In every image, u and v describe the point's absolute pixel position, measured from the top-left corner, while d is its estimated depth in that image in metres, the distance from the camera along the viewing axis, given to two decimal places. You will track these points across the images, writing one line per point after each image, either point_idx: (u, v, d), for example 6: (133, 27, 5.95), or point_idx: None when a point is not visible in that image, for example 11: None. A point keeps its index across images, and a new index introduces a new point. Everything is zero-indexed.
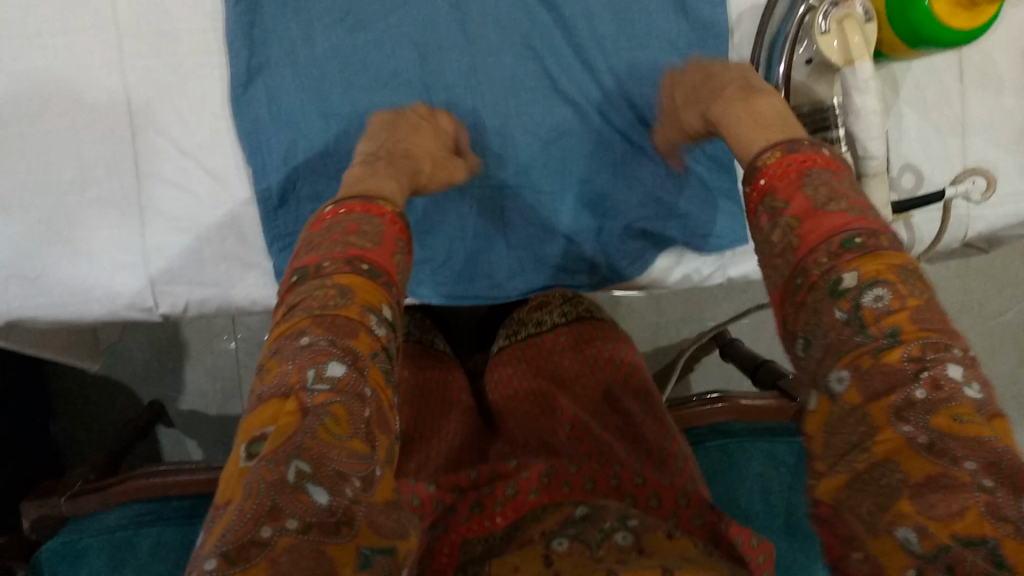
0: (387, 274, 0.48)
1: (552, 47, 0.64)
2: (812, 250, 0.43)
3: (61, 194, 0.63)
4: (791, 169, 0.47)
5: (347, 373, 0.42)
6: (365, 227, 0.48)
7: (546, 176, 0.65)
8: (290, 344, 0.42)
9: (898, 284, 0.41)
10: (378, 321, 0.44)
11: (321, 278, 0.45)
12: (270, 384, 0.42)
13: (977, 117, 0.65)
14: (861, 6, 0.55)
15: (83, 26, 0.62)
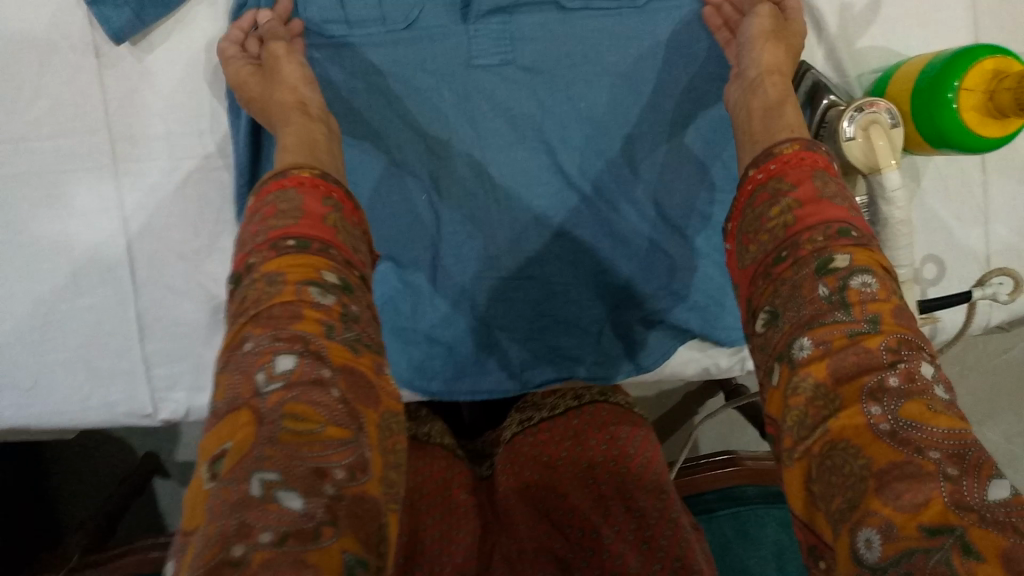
0: (330, 242, 0.40)
1: (565, 139, 0.61)
2: (805, 232, 0.38)
3: (53, 301, 0.60)
4: (808, 162, 0.41)
5: (300, 362, 0.36)
6: (284, 204, 0.41)
7: (559, 269, 0.62)
8: (233, 355, 0.37)
9: (886, 280, 0.36)
10: (320, 292, 0.38)
11: (250, 274, 0.39)
12: (221, 399, 0.36)
13: (1001, 204, 0.63)
14: (886, 112, 0.54)
15: (73, 129, 0.59)
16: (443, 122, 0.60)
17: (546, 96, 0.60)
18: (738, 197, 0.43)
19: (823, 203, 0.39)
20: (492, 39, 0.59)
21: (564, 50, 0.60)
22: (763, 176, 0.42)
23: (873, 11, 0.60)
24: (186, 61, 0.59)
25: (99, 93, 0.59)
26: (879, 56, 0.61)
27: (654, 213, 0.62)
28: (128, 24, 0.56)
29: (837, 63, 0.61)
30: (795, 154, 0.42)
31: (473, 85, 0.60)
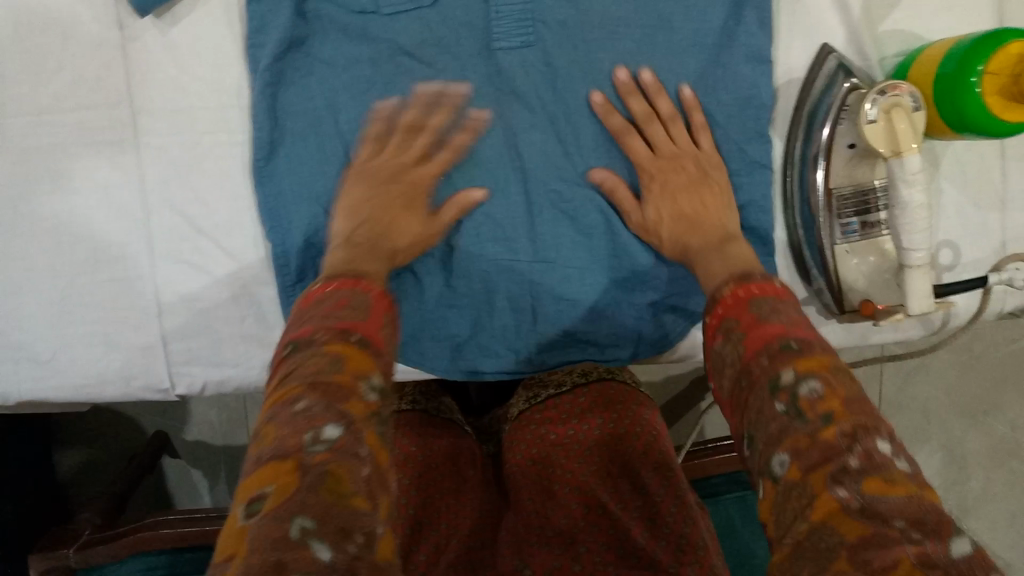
0: (379, 345, 0.44)
1: (584, 122, 0.60)
2: (754, 355, 0.42)
3: (73, 275, 0.61)
4: (748, 293, 0.46)
5: (344, 435, 0.38)
6: (354, 302, 0.45)
7: (573, 252, 0.62)
8: (285, 410, 0.38)
9: (832, 378, 0.39)
10: (370, 389, 0.41)
11: (313, 346, 0.41)
12: (268, 445, 0.37)
13: (1018, 191, 0.63)
14: (909, 95, 0.53)
15: (96, 103, 0.59)
16: (461, 104, 0.59)
17: (567, 80, 0.60)
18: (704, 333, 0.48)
19: (765, 324, 0.43)
20: (515, 23, 0.59)
21: (588, 30, 0.59)
22: (716, 320, 0.46)
23: None
24: (210, 36, 0.59)
25: (121, 67, 0.59)
26: (900, 41, 0.61)
27: None
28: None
29: (860, 47, 0.61)
30: (738, 292, 0.47)
31: (496, 68, 0.59)
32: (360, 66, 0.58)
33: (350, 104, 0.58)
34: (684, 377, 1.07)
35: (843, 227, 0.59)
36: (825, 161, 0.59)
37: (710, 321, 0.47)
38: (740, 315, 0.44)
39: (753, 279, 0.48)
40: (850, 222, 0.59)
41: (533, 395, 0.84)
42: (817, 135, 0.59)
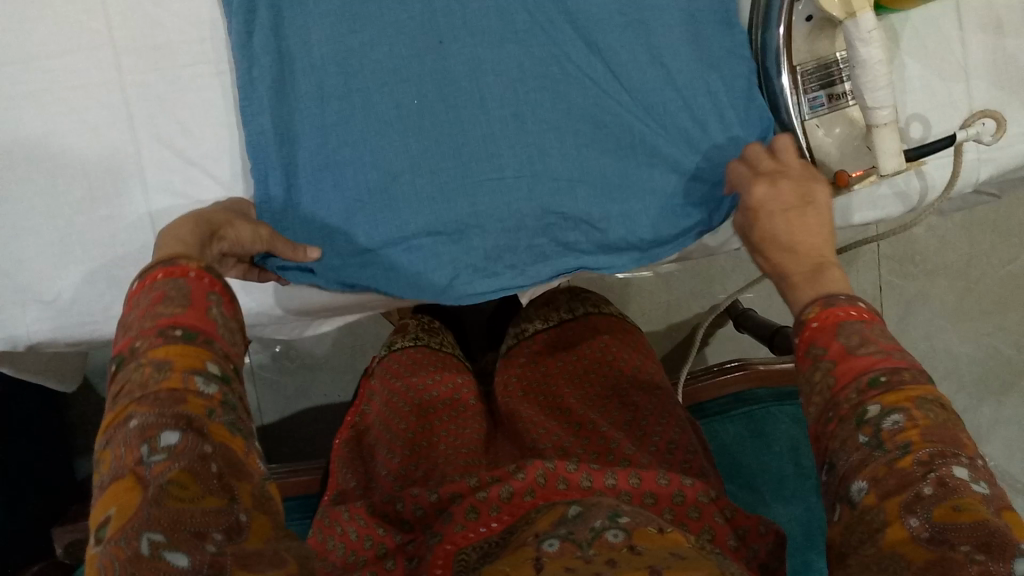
0: (208, 332, 0.43)
1: (555, 30, 0.62)
2: (842, 388, 0.44)
3: (71, 216, 0.63)
4: (834, 318, 0.46)
5: (184, 437, 0.38)
6: (172, 292, 0.43)
7: (561, 162, 0.63)
8: (118, 431, 0.38)
9: (916, 412, 0.41)
10: (206, 380, 0.41)
11: (135, 358, 0.40)
12: (106, 473, 0.38)
13: (979, 59, 0.65)
14: None
15: (78, 45, 0.61)
16: (437, 22, 0.62)
17: None
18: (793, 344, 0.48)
19: (854, 358, 0.44)
20: None
21: None
22: (801, 341, 0.47)
23: None
24: None
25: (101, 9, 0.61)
26: None
27: (641, 105, 0.64)
28: None
29: None
30: (824, 315, 0.46)
31: None
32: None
33: (329, 34, 0.61)
34: (685, 324, 1.08)
35: (809, 100, 0.62)
36: (788, 40, 0.61)
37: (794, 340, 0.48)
38: (826, 345, 0.45)
39: (839, 299, 0.47)
40: (818, 95, 0.62)
41: (521, 329, 0.86)
42: (773, 26, 0.62)
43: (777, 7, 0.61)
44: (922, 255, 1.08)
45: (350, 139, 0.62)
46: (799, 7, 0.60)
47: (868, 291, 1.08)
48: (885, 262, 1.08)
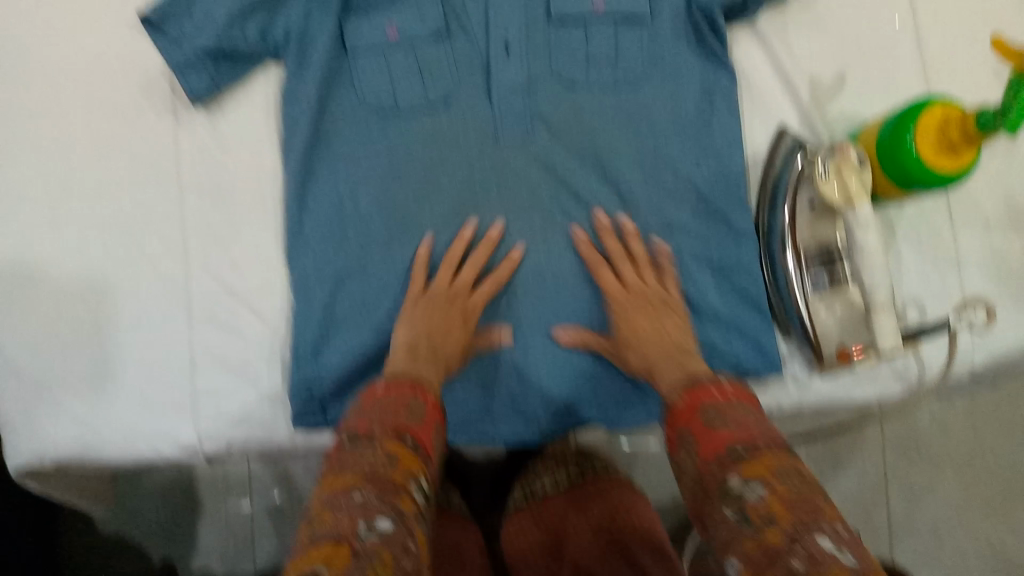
0: (427, 453, 0.51)
1: (580, 201, 0.69)
2: (707, 464, 0.48)
3: (117, 337, 0.67)
4: (701, 399, 0.53)
5: (393, 527, 0.43)
6: (410, 409, 0.53)
7: (574, 319, 0.68)
8: (342, 498, 0.44)
9: (775, 484, 0.45)
10: (418, 492, 0.47)
11: (371, 443, 0.48)
12: (323, 529, 0.43)
13: (970, 251, 0.70)
14: (855, 154, 0.63)
15: (149, 184, 0.68)
16: (478, 188, 0.68)
17: (565, 168, 0.69)
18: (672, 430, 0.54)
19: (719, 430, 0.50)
20: (518, 120, 0.68)
21: (580, 125, 0.69)
22: (674, 429, 0.53)
23: (838, 84, 0.71)
24: (254, 126, 0.69)
25: (175, 151, 0.68)
26: (847, 119, 0.71)
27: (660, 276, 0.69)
28: (206, 89, 0.67)
29: (812, 129, 0.71)
30: (692, 396, 0.54)
31: (500, 160, 0.68)
32: (379, 157, 0.68)
33: (375, 187, 0.67)
34: None
35: (812, 279, 0.66)
36: (792, 222, 0.67)
37: (671, 427, 0.54)
38: (690, 427, 0.51)
39: (705, 384, 0.55)
40: (819, 274, 0.66)
41: (527, 488, 0.86)
42: (779, 208, 0.68)
43: (784, 192, 0.68)
44: (924, 443, 1.08)
45: (387, 283, 0.67)
46: (801, 194, 0.67)
47: (873, 477, 1.07)
48: (890, 446, 1.08)
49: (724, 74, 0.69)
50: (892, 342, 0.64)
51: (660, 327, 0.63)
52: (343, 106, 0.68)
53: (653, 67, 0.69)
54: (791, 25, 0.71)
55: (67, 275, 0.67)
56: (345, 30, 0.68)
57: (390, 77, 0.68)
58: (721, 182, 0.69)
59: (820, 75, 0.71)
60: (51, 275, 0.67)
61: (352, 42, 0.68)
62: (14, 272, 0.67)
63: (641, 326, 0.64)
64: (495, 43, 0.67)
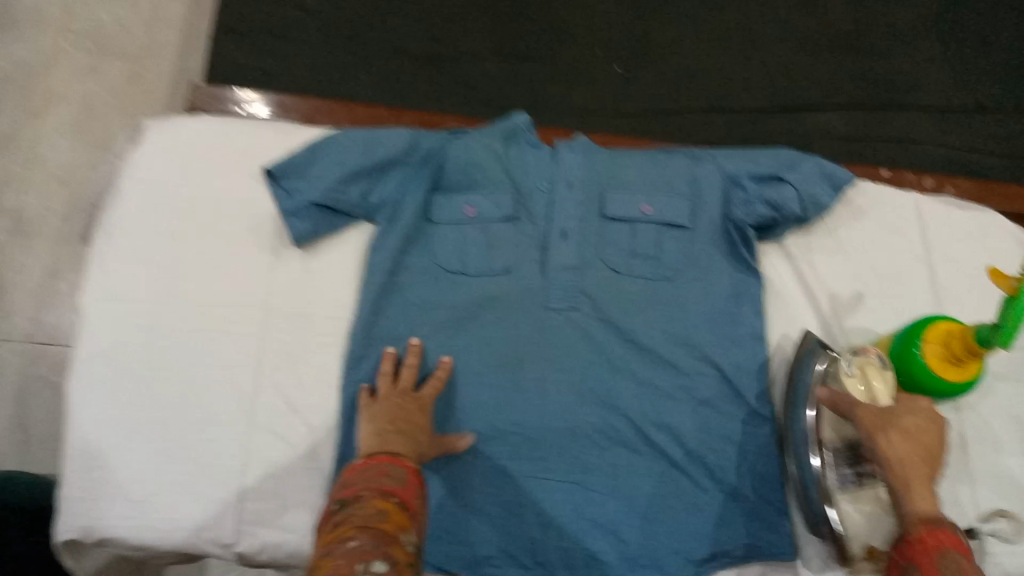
0: (412, 509, 0.57)
1: (615, 368, 0.76)
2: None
3: (182, 433, 0.73)
4: (931, 547, 0.56)
5: (388, 568, 0.48)
6: (392, 472, 0.59)
7: (598, 474, 0.74)
8: (338, 546, 0.49)
9: None
10: (408, 539, 0.53)
11: (359, 504, 0.54)
12: (324, 573, 0.47)
13: (979, 468, 0.74)
14: (877, 357, 0.70)
15: (240, 303, 0.77)
16: (523, 347, 0.76)
17: (604, 339, 0.77)
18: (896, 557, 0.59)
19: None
20: (568, 293, 0.77)
21: (620, 303, 0.77)
22: (904, 559, 0.58)
23: (857, 302, 0.79)
24: (339, 268, 0.79)
25: (268, 281, 0.78)
26: (863, 335, 0.77)
27: (682, 447, 0.74)
28: (307, 233, 0.78)
29: (833, 337, 0.77)
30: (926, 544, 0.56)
31: (547, 324, 0.77)
32: (442, 309, 0.77)
33: (435, 334, 0.77)
34: None
35: (838, 475, 0.69)
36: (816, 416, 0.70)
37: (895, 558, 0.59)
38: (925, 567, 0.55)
39: (943, 526, 0.58)
40: (846, 471, 0.69)
41: None
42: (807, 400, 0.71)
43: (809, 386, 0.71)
44: None
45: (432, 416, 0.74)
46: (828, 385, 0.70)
47: None
48: None
49: (753, 280, 0.78)
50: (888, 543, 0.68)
51: (925, 474, 0.61)
52: (419, 261, 0.79)
53: (692, 265, 0.78)
54: (816, 248, 0.81)
55: (152, 373, 0.75)
56: (431, 203, 0.80)
57: (461, 245, 0.79)
58: (745, 372, 0.76)
59: (840, 292, 0.79)
60: (136, 370, 0.75)
61: (435, 213, 0.80)
62: (105, 363, 0.75)
63: (907, 455, 0.61)
64: (554, 230, 0.78)
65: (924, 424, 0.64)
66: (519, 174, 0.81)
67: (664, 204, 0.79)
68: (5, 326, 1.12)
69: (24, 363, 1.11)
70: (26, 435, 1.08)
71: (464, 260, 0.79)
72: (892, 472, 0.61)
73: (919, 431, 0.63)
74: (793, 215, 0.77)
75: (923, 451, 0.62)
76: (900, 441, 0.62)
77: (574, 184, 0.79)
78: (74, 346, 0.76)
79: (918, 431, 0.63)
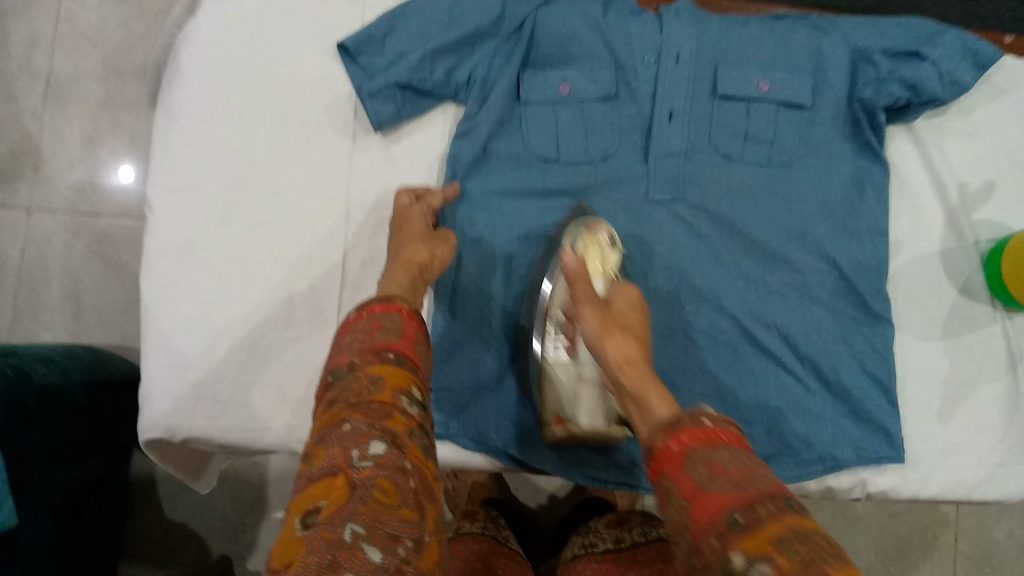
0: (414, 362, 0.48)
1: (722, 264, 0.71)
2: (702, 534, 0.39)
3: (266, 331, 0.71)
4: (687, 442, 0.43)
5: (388, 451, 0.42)
6: (387, 322, 0.49)
7: (701, 376, 0.70)
8: (333, 431, 0.43)
9: (778, 559, 0.36)
10: (410, 403, 0.45)
11: (352, 371, 0.46)
12: (317, 465, 0.42)
13: None
14: (606, 233, 0.68)
15: (319, 193, 0.72)
16: (625, 241, 0.71)
17: (710, 233, 0.71)
18: (661, 470, 0.43)
19: (704, 496, 0.40)
20: (671, 182, 0.71)
21: (728, 194, 0.71)
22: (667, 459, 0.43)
23: (986, 193, 0.73)
24: (422, 155, 0.74)
25: (348, 169, 0.73)
26: (991, 229, 0.73)
27: (792, 349, 0.70)
28: (389, 116, 0.71)
29: (960, 230, 0.72)
30: (679, 444, 0.43)
31: (648, 217, 0.71)
32: (534, 198, 0.72)
33: (527, 225, 0.72)
34: None
35: (554, 342, 0.68)
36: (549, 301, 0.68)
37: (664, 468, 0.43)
38: (677, 480, 0.42)
39: (685, 420, 0.44)
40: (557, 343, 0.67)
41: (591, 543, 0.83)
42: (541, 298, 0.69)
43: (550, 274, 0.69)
44: (996, 559, 1.07)
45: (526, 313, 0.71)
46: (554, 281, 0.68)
47: None
48: (962, 558, 1.07)
49: (878, 168, 0.71)
50: (591, 420, 0.67)
51: (648, 371, 0.51)
52: (508, 147, 0.73)
53: (809, 150, 0.72)
54: (948, 132, 0.73)
55: (229, 266, 0.71)
56: (522, 80, 0.72)
57: (555, 129, 0.72)
58: (866, 271, 0.70)
59: (968, 182, 0.73)
60: (213, 263, 0.71)
61: (526, 93, 0.72)
62: (180, 258, 0.71)
63: (627, 352, 0.53)
64: (660, 110, 0.71)
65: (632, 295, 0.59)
66: (620, 47, 0.72)
67: (781, 82, 0.71)
68: (48, 197, 1.07)
69: (71, 235, 1.06)
70: (79, 307, 1.05)
71: (558, 144, 0.72)
72: (617, 380, 0.53)
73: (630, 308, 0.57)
74: (930, 96, 0.69)
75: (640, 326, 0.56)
76: (619, 340, 0.53)
77: (683, 59, 0.71)
78: (146, 237, 0.71)
79: (628, 299, 0.59)
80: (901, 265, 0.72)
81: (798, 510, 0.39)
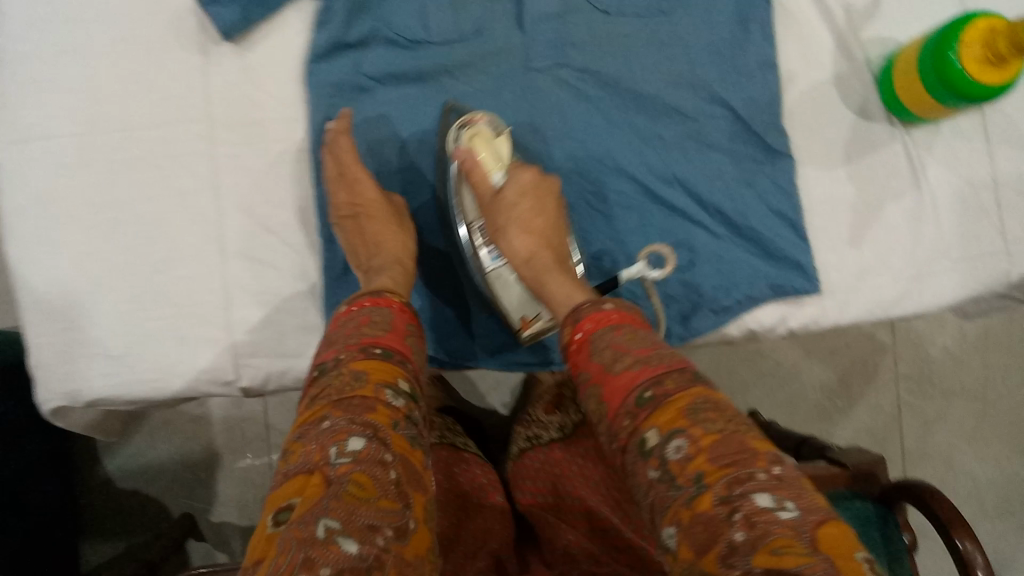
0: (401, 355, 0.50)
1: (614, 123, 0.69)
2: (617, 413, 0.46)
3: (149, 274, 0.66)
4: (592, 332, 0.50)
5: (368, 445, 0.42)
6: (375, 319, 0.51)
7: (604, 241, 0.68)
8: (313, 428, 0.43)
9: (694, 430, 0.41)
10: (394, 395, 0.46)
11: (337, 366, 0.47)
12: (295, 463, 0.42)
13: (1009, 173, 0.70)
14: (486, 124, 0.63)
15: (175, 118, 0.67)
16: (511, 118, 0.68)
17: (597, 94, 0.69)
18: (578, 360, 0.50)
19: (609, 377, 0.47)
20: (551, 47, 0.68)
21: (609, 49, 0.68)
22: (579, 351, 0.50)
23: (873, 8, 0.70)
24: (283, 57, 0.68)
25: (205, 87, 0.67)
26: (882, 45, 0.71)
27: (695, 199, 0.69)
28: (236, 20, 0.66)
29: (849, 48, 0.70)
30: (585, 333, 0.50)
31: (533, 85, 0.68)
32: (409, 84, 0.68)
33: (406, 115, 0.68)
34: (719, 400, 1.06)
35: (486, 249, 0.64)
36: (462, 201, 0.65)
37: (575, 354, 0.51)
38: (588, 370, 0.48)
39: (586, 311, 0.52)
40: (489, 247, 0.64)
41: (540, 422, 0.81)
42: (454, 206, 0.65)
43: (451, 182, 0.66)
44: (937, 375, 1.10)
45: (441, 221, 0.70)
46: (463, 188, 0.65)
47: (887, 408, 1.09)
48: (902, 381, 1.10)
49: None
50: None
51: (551, 263, 0.60)
52: (373, 34, 0.68)
53: None
54: None
55: (95, 212, 0.66)
56: None
57: (420, 8, 0.68)
58: (760, 107, 0.69)
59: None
60: (78, 212, 0.66)
61: None
62: (40, 213, 0.65)
63: (529, 248, 0.61)
64: None
65: (527, 179, 0.62)
66: None
67: None
68: None
69: None
70: None
71: (426, 25, 0.68)
72: (526, 272, 0.61)
73: (535, 202, 0.62)
74: None
75: (543, 218, 0.62)
76: (522, 236, 0.61)
77: None
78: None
79: (526, 181, 0.62)
80: (793, 98, 0.70)
81: (702, 380, 0.45)
